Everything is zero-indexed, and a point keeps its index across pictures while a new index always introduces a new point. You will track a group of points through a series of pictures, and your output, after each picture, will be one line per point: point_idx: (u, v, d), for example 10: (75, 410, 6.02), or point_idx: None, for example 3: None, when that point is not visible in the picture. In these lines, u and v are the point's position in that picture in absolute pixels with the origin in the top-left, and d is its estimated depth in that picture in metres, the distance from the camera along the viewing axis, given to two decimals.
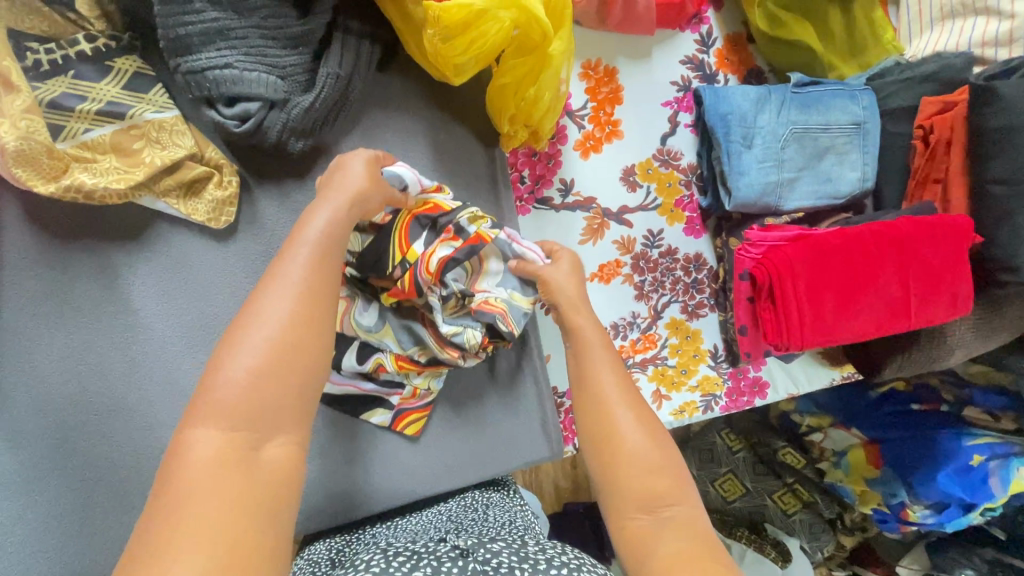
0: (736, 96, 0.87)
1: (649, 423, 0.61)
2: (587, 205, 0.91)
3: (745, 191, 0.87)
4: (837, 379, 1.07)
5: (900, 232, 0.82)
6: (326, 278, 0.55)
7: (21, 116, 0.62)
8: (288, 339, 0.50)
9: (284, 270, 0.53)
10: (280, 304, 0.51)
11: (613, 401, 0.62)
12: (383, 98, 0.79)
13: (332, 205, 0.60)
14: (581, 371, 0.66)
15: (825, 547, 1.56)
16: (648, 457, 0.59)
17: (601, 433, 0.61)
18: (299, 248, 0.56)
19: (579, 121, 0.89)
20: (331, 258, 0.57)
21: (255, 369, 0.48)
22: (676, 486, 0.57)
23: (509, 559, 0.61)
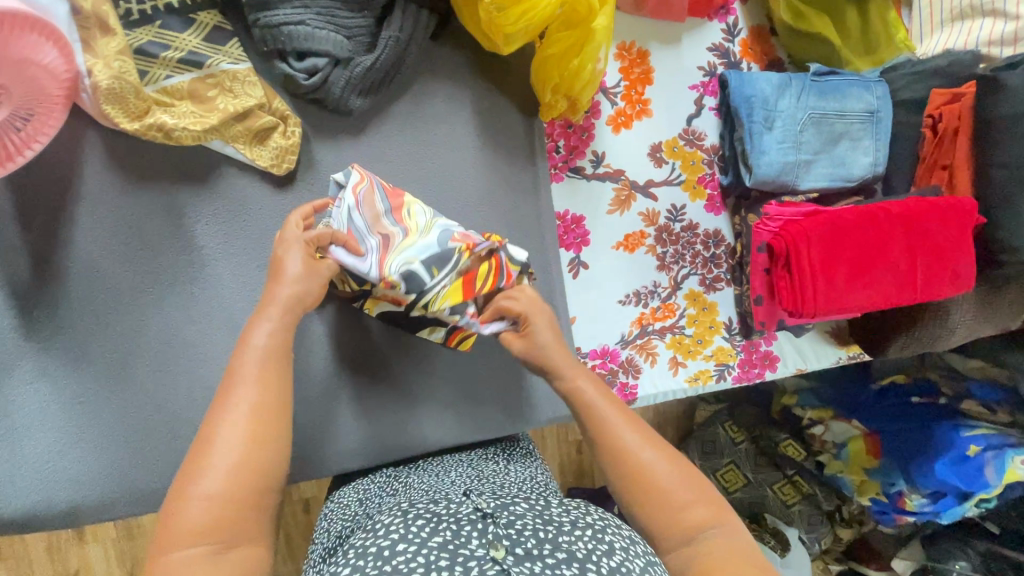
0: (759, 81, 0.94)
1: (670, 453, 0.63)
2: (616, 176, 0.97)
3: (766, 169, 0.94)
4: (843, 358, 1.12)
5: (910, 211, 0.88)
6: (277, 390, 0.56)
7: (114, 57, 0.68)
8: (249, 453, 0.52)
9: (235, 388, 0.55)
10: (234, 422, 0.53)
11: (633, 446, 0.62)
12: (435, 65, 0.85)
13: (274, 314, 0.61)
14: (594, 421, 0.66)
15: (821, 539, 1.62)
16: (677, 491, 0.60)
17: (627, 479, 0.61)
18: (246, 367, 0.56)
19: (612, 98, 0.95)
20: (276, 367, 0.58)
21: (219, 491, 0.50)
22: (710, 511, 0.59)
23: (531, 522, 0.53)
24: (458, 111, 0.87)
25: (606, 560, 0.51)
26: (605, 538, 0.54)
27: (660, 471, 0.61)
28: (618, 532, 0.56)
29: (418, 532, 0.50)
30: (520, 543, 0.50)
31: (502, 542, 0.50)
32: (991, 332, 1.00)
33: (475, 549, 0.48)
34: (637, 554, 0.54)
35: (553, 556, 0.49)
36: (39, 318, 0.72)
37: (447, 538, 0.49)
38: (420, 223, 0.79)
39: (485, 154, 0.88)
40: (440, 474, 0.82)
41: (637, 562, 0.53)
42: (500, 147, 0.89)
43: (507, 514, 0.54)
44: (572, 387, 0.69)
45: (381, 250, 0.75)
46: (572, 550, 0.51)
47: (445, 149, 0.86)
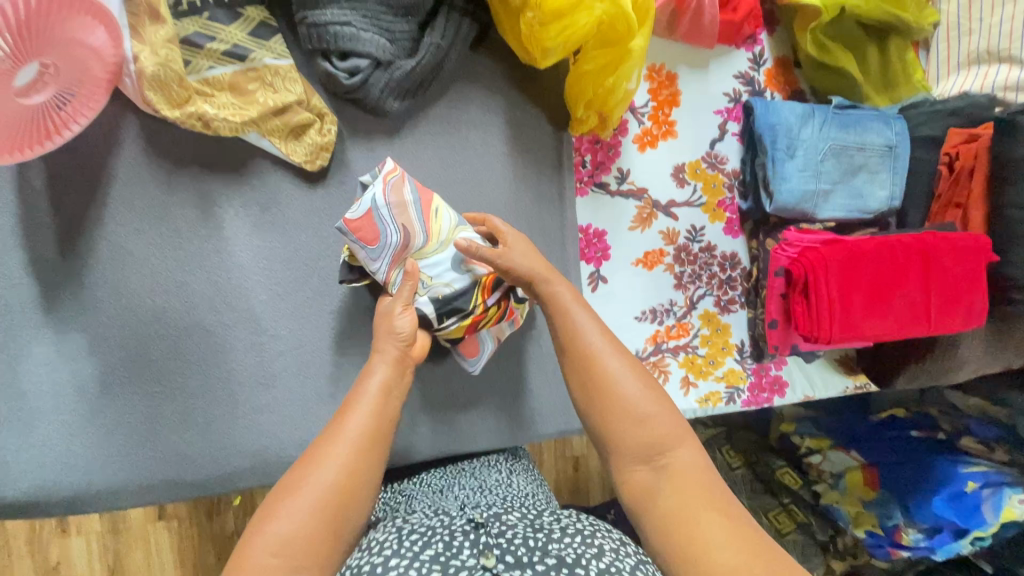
0: (784, 110, 0.96)
1: (642, 373, 0.63)
2: (639, 195, 0.98)
3: (786, 195, 0.96)
4: (851, 387, 1.13)
5: (925, 244, 0.90)
6: (385, 426, 0.58)
7: (162, 45, 0.69)
8: (344, 485, 0.53)
9: (346, 419, 0.57)
10: (341, 449, 0.55)
11: (606, 355, 0.63)
12: (471, 74, 0.87)
13: (388, 358, 0.64)
14: (568, 327, 0.65)
15: (814, 569, 1.60)
16: (644, 408, 0.60)
17: (596, 393, 0.61)
18: (359, 399, 0.59)
19: (640, 117, 0.97)
20: (388, 409, 0.60)
21: (312, 509, 0.51)
22: (674, 434, 0.59)
23: (523, 531, 0.53)
24: (491, 120, 0.88)
25: (596, 562, 0.51)
26: (594, 542, 0.53)
27: (629, 387, 0.61)
28: (607, 535, 0.55)
29: (412, 547, 0.51)
30: (510, 551, 0.50)
31: (492, 550, 0.50)
32: (997, 370, 1.02)
33: (465, 560, 0.50)
34: (628, 553, 0.54)
35: (542, 561, 0.50)
36: (60, 298, 0.72)
37: (439, 550, 0.51)
38: (444, 228, 0.79)
39: (515, 164, 0.90)
40: (441, 485, 0.81)
41: (628, 561, 0.52)
42: (529, 157, 0.91)
43: (500, 526, 0.55)
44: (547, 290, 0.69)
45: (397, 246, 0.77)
46: (560, 556, 0.50)
47: (476, 156, 0.87)
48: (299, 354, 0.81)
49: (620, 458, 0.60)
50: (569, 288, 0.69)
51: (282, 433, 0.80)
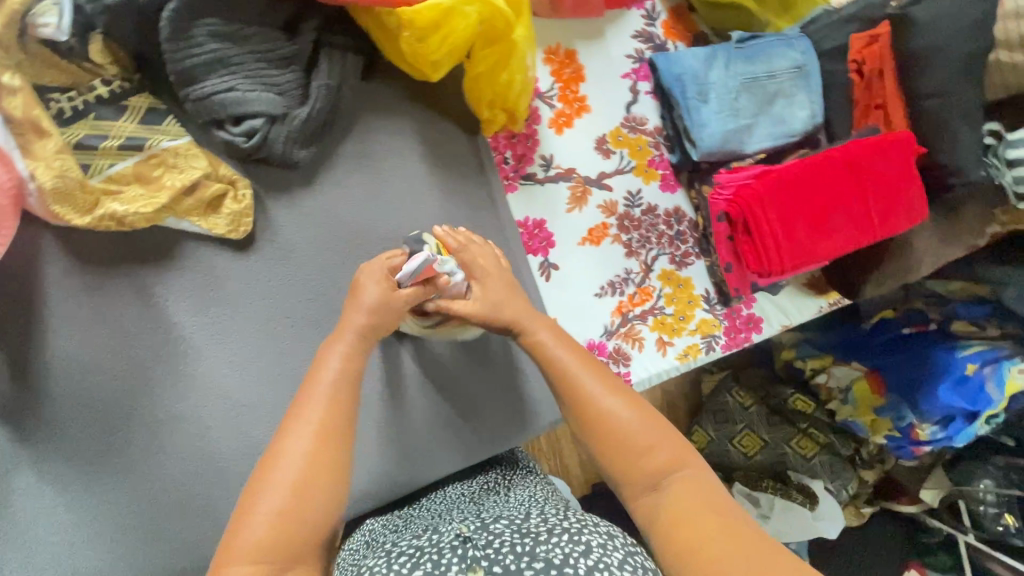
0: (686, 58, 0.96)
1: (631, 400, 0.66)
2: (568, 175, 0.99)
3: (709, 140, 0.96)
4: (825, 306, 1.14)
5: (852, 154, 0.90)
6: (342, 418, 0.61)
7: (54, 157, 0.69)
8: (308, 474, 0.56)
9: (304, 411, 0.60)
10: (299, 442, 0.57)
11: (600, 395, 0.66)
12: (372, 103, 0.87)
13: (341, 349, 0.66)
14: (550, 360, 0.71)
15: (848, 484, 1.68)
16: (646, 437, 0.63)
17: (595, 428, 0.64)
18: (318, 389, 0.62)
19: (549, 101, 0.97)
20: (347, 394, 0.63)
21: (280, 505, 0.54)
22: (674, 454, 0.62)
23: (509, 536, 0.53)
24: (405, 143, 0.89)
25: (583, 560, 0.51)
26: (582, 539, 0.53)
27: (626, 416, 0.64)
28: (594, 530, 0.55)
29: (401, 568, 0.51)
30: (498, 561, 0.49)
31: (480, 563, 0.49)
32: (954, 255, 1.04)
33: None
34: (615, 546, 0.54)
35: (531, 566, 0.49)
36: (27, 425, 0.73)
37: (428, 569, 0.50)
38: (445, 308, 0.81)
39: (437, 179, 0.90)
40: (439, 510, 0.81)
41: (616, 556, 0.53)
42: (452, 169, 0.92)
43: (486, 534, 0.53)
44: (534, 340, 0.74)
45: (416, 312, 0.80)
46: (548, 558, 0.50)
47: (399, 182, 0.88)
48: (274, 415, 0.83)
49: (628, 487, 0.62)
50: (547, 326, 0.75)
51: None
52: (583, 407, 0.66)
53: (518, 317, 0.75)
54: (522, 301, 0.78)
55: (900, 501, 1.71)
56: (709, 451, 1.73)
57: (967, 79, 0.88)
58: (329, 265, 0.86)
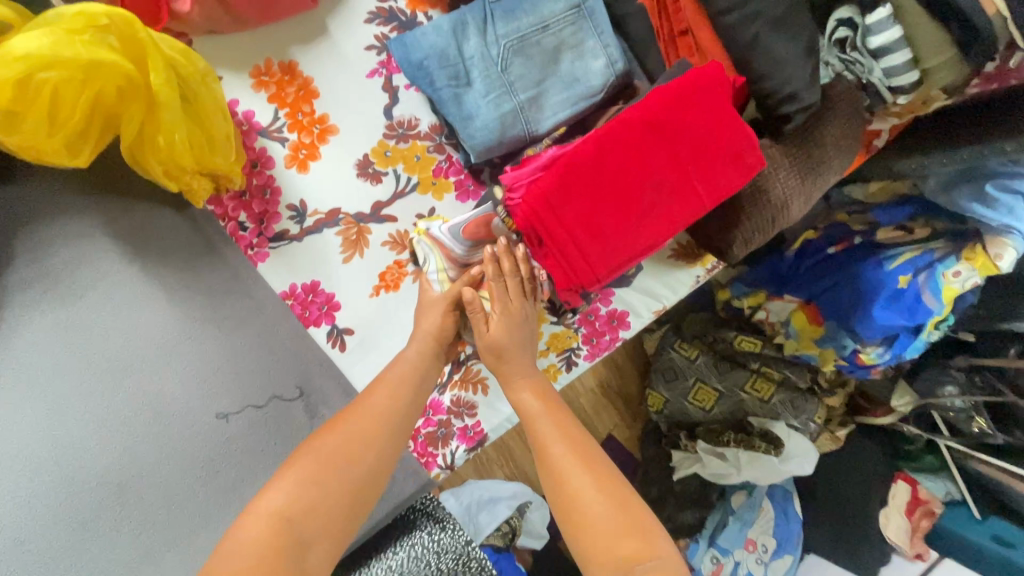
0: (428, 34, 0.75)
1: (607, 481, 0.66)
2: (333, 219, 0.80)
3: (483, 134, 0.76)
4: (702, 276, 0.96)
5: (655, 111, 0.69)
6: (395, 410, 0.69)
7: None
8: (344, 450, 0.63)
9: (363, 404, 0.68)
10: (343, 431, 0.65)
11: (570, 463, 0.67)
12: (28, 212, 0.67)
13: (419, 347, 0.75)
14: (534, 428, 0.72)
15: (814, 415, 1.49)
16: (613, 521, 0.62)
17: (566, 502, 0.65)
18: (382, 385, 0.71)
19: (279, 136, 0.77)
20: (410, 394, 0.71)
21: (304, 481, 0.60)
22: (646, 543, 0.60)
23: None
24: (95, 248, 0.70)
25: None
26: None
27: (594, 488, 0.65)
28: None
29: None
30: None
31: None
32: (825, 184, 0.85)
33: None
34: None
35: None
36: None
37: None
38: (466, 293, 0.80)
39: (150, 276, 0.72)
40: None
41: None
42: (174, 260, 0.74)
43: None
44: (514, 393, 0.76)
45: (441, 253, 0.80)
46: None
47: (99, 296, 0.69)
48: None
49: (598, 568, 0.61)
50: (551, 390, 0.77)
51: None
52: (557, 479, 0.67)
53: (513, 369, 0.76)
54: (526, 341, 0.78)
55: (874, 414, 1.50)
56: (666, 413, 1.56)
57: None
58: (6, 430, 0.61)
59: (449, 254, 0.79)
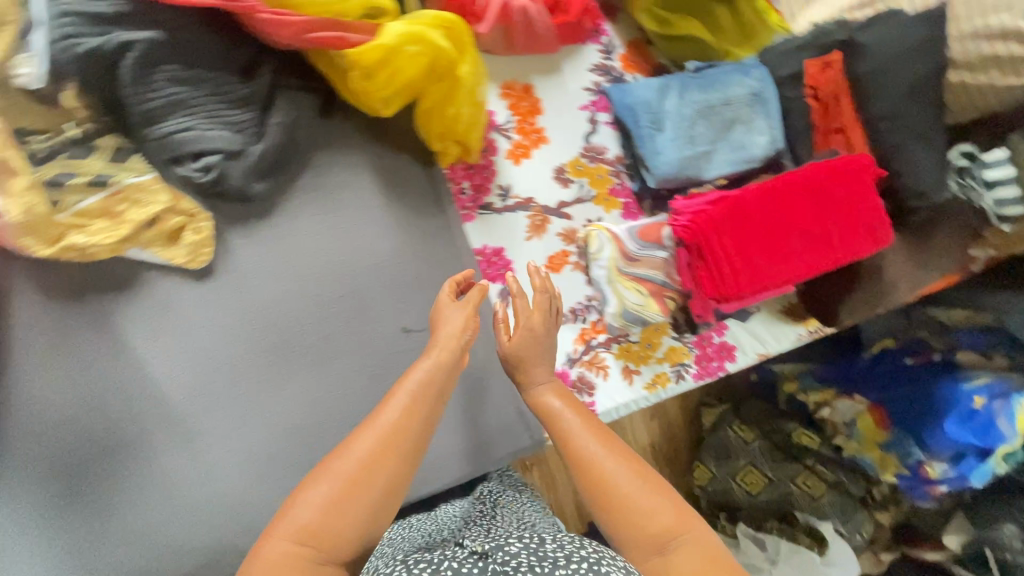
0: (639, 88, 0.98)
1: (636, 465, 0.67)
2: (526, 205, 1.00)
3: (665, 168, 0.97)
4: (804, 334, 1.10)
5: (812, 178, 0.88)
6: (407, 432, 0.65)
7: (23, 194, 0.74)
8: (360, 477, 0.61)
9: (380, 416, 0.66)
10: (362, 446, 0.63)
11: (599, 455, 0.68)
12: (328, 140, 0.91)
13: (433, 356, 0.73)
14: (561, 430, 0.72)
15: (862, 527, 1.43)
16: (645, 499, 0.64)
17: (597, 491, 0.66)
18: (400, 394, 0.68)
19: (506, 133, 1.00)
20: (423, 408, 0.68)
21: (328, 502, 0.59)
22: (681, 518, 0.63)
23: (526, 557, 0.50)
24: (360, 175, 0.92)
25: None
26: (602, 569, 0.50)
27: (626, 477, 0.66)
28: (614, 563, 0.52)
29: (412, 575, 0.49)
30: None
31: None
32: (931, 279, 1.01)
33: None
34: None
35: None
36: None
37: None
38: (620, 291, 0.94)
39: (392, 211, 0.93)
40: (432, 530, 0.75)
41: None
42: (407, 201, 0.95)
43: (502, 555, 0.50)
44: (537, 397, 0.76)
45: (616, 246, 0.94)
46: None
47: (353, 212, 0.91)
48: (228, 438, 0.84)
49: (630, 549, 0.63)
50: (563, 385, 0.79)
51: (240, 521, 0.82)
52: (588, 469, 0.67)
53: (533, 375, 0.79)
54: (548, 357, 0.81)
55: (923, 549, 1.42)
56: (710, 490, 1.53)
57: (914, 102, 0.90)
58: (289, 288, 0.88)
59: (623, 248, 0.94)
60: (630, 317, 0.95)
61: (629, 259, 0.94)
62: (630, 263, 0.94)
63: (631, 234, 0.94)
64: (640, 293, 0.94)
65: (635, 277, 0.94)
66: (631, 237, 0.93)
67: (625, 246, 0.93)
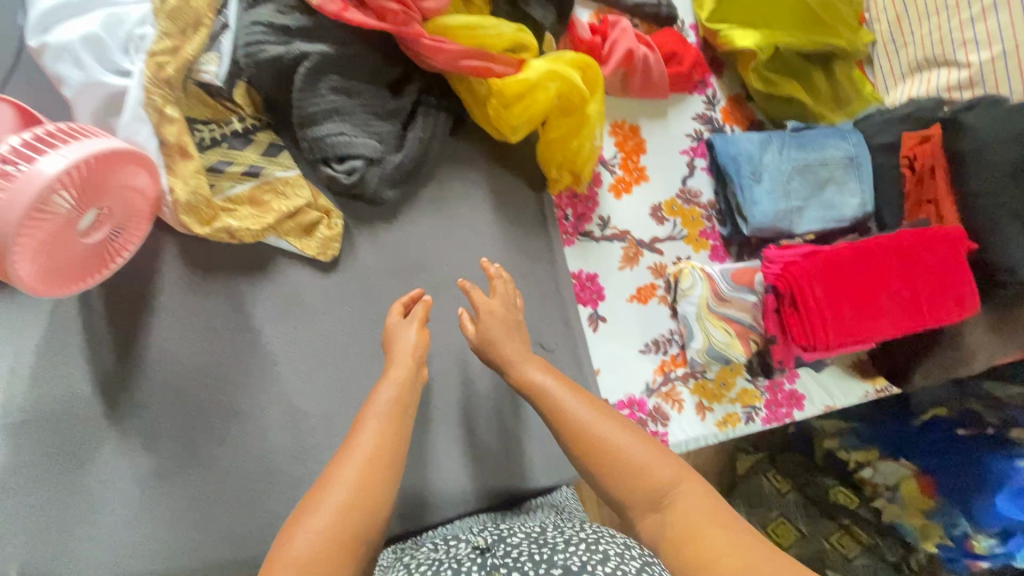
0: (742, 141, 1.04)
1: (629, 430, 0.73)
2: (622, 237, 1.05)
3: (760, 218, 1.02)
4: (871, 392, 1.12)
5: (905, 242, 0.94)
6: (385, 454, 0.70)
7: (192, 176, 0.83)
8: (351, 502, 0.66)
9: (355, 441, 0.71)
10: (349, 469, 0.68)
11: (596, 421, 0.73)
12: (453, 157, 0.98)
13: (397, 375, 0.78)
14: (550, 406, 0.76)
15: None
16: (642, 457, 0.71)
17: (596, 459, 0.71)
18: (370, 419, 0.73)
19: (611, 169, 1.06)
20: (392, 425, 0.73)
21: (346, 503, 0.65)
22: (675, 471, 0.70)
23: (529, 547, 0.64)
24: (477, 193, 0.99)
25: (601, 567, 0.59)
26: (599, 549, 0.62)
27: (622, 439, 0.72)
28: (611, 541, 0.64)
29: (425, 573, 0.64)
30: (516, 567, 0.60)
31: (500, 569, 0.60)
32: (1011, 352, 1.03)
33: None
34: (633, 556, 0.62)
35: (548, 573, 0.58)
36: (117, 401, 0.82)
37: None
38: (708, 327, 0.99)
39: (501, 228, 1.00)
40: (456, 526, 0.86)
41: (634, 564, 0.61)
42: (514, 221, 1.01)
43: (503, 547, 0.65)
44: (523, 375, 0.80)
45: (709, 284, 0.99)
46: (566, 565, 0.59)
47: (467, 225, 0.98)
48: (328, 421, 0.89)
49: (632, 503, 0.70)
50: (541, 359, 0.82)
51: None
52: (585, 436, 0.73)
53: (506, 355, 0.81)
54: (517, 342, 0.83)
55: None
56: None
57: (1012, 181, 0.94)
58: (402, 289, 0.94)
59: (715, 286, 0.99)
60: (714, 354, 0.99)
61: (720, 298, 0.99)
62: (721, 302, 0.99)
63: (724, 275, 1.00)
64: (727, 331, 0.99)
65: (723, 316, 0.99)
66: (724, 277, 1.00)
67: (718, 285, 0.99)
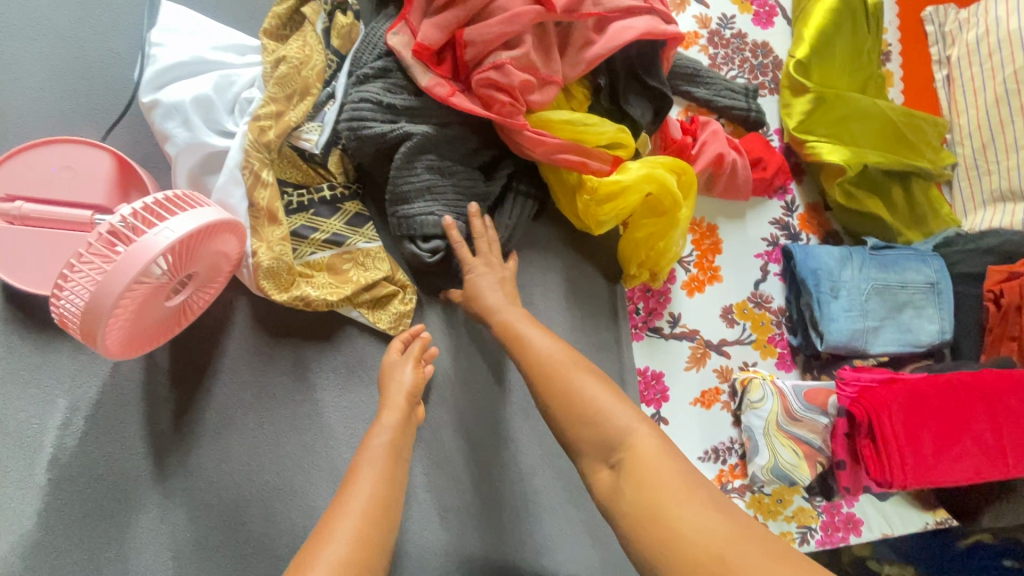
0: (822, 255, 1.02)
1: (594, 373, 0.67)
2: (691, 335, 1.03)
3: (836, 335, 1.00)
4: (930, 523, 1.08)
5: (988, 384, 0.92)
6: (387, 504, 0.63)
7: (277, 242, 0.81)
8: (354, 556, 0.56)
9: (354, 488, 0.63)
10: (347, 524, 0.59)
11: (562, 365, 0.68)
12: (532, 241, 0.97)
13: (392, 422, 0.72)
14: (520, 347, 0.72)
15: None
16: (602, 403, 0.63)
17: (557, 404, 0.65)
18: (364, 468, 0.66)
19: (685, 266, 1.05)
20: (388, 470, 0.67)
21: (347, 555, 0.56)
22: (636, 420, 0.62)
23: None
24: (552, 278, 0.97)
25: None
26: None
27: (590, 388, 0.65)
28: None
29: None
30: None
31: None
32: None
33: None
34: None
35: None
36: (167, 464, 0.78)
37: None
38: (776, 446, 0.96)
39: (572, 316, 0.98)
40: None
41: None
42: (585, 310, 0.99)
43: None
44: (503, 321, 0.77)
45: (780, 400, 0.96)
46: None
47: (539, 310, 0.96)
48: None
49: (586, 460, 0.62)
50: (521, 310, 0.78)
51: None
52: (547, 378, 0.67)
53: (489, 305, 0.79)
54: (500, 293, 0.81)
55: None
56: None
57: None
58: (468, 371, 0.92)
59: (787, 403, 0.96)
60: (778, 474, 0.95)
61: (791, 416, 0.96)
62: (791, 421, 0.96)
63: (797, 393, 0.97)
64: (795, 453, 0.95)
65: (792, 437, 0.96)
66: (796, 395, 0.96)
67: (790, 403, 0.96)
